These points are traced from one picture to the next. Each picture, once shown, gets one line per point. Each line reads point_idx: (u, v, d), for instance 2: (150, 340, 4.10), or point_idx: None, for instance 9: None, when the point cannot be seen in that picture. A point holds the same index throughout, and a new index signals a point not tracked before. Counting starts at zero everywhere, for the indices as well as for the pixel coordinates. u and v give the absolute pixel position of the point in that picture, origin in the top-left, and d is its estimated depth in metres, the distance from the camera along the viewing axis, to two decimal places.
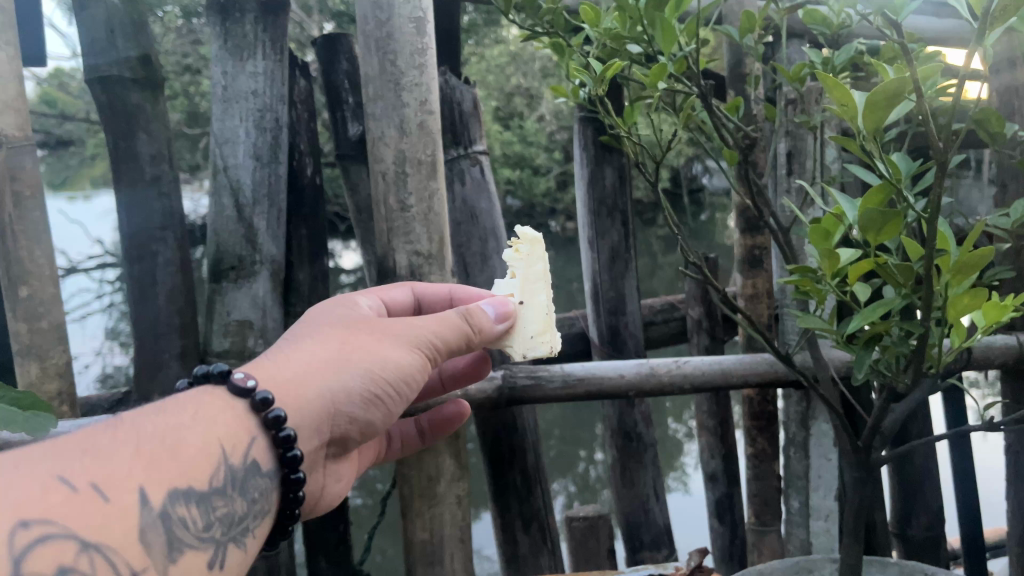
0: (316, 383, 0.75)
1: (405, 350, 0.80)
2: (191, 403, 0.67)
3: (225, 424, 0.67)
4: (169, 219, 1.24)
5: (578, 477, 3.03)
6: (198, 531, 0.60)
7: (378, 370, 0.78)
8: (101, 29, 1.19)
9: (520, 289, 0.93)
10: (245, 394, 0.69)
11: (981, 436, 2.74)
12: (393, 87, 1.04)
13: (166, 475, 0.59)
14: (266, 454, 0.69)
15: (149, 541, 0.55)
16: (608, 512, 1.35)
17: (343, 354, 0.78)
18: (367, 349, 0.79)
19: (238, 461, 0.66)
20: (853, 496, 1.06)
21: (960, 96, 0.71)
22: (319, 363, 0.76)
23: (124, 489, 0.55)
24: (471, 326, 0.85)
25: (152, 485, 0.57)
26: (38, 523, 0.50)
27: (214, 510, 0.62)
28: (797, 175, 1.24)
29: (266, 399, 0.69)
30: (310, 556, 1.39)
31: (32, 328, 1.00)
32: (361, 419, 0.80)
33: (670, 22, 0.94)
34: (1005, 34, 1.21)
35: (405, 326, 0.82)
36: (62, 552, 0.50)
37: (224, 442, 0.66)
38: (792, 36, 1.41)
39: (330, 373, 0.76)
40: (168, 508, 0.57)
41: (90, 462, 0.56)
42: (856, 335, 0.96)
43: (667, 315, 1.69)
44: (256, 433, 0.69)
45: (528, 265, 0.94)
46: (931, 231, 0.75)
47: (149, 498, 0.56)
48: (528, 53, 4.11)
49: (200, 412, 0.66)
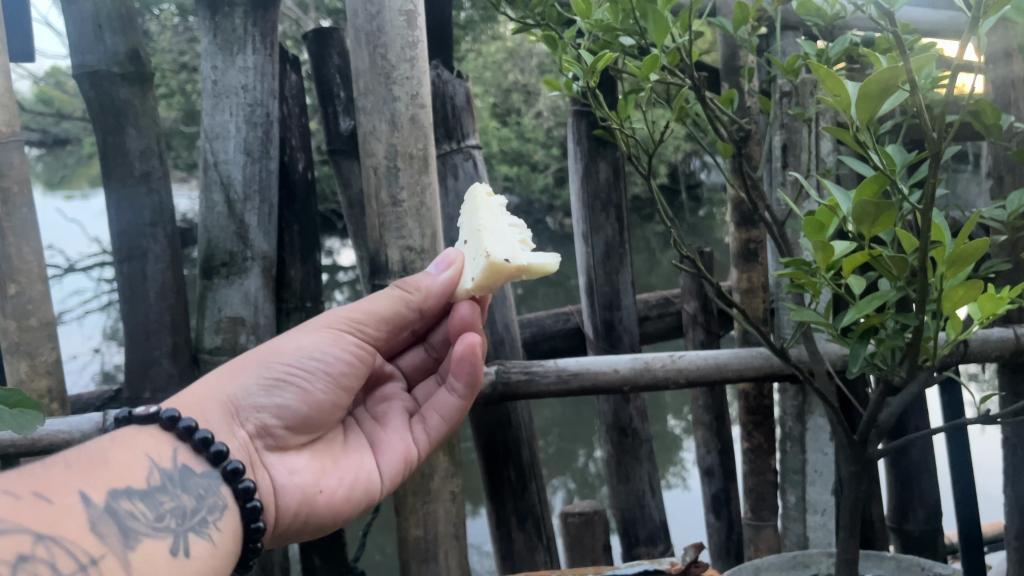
0: (225, 381, 0.85)
1: (309, 332, 0.89)
2: (108, 437, 0.71)
3: (148, 442, 0.72)
4: (159, 216, 1.24)
5: (577, 473, 3.03)
6: (150, 521, 0.63)
7: (275, 353, 0.87)
8: (88, 24, 1.18)
9: (466, 233, 0.96)
10: (153, 419, 0.74)
11: (979, 430, 2.75)
12: (384, 80, 1.03)
13: (100, 482, 0.63)
14: (195, 460, 0.74)
15: (102, 530, 0.59)
16: (603, 508, 1.34)
17: (249, 355, 0.88)
18: (273, 343, 0.89)
19: (170, 466, 0.71)
20: (848, 491, 1.05)
21: (954, 88, 0.70)
22: (230, 365, 0.87)
23: (64, 495, 0.60)
24: (397, 288, 0.90)
25: (90, 489, 0.62)
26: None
27: (161, 504, 0.66)
28: (792, 167, 1.24)
29: (171, 414, 0.74)
30: (304, 554, 1.39)
31: (20, 326, 0.99)
32: (276, 405, 0.86)
33: (662, 13, 0.93)
34: (1000, 24, 1.21)
35: (318, 321, 0.92)
36: (18, 542, 0.53)
37: (150, 453, 0.70)
38: (786, 28, 1.40)
39: (234, 371, 0.86)
40: (111, 504, 0.62)
41: (27, 479, 0.60)
42: (851, 329, 0.95)
43: (662, 310, 1.68)
44: (178, 445, 0.73)
45: (467, 209, 0.99)
46: (926, 223, 0.74)
47: (90, 498, 0.61)
48: (525, 49, 4.10)
49: (120, 439, 0.71)
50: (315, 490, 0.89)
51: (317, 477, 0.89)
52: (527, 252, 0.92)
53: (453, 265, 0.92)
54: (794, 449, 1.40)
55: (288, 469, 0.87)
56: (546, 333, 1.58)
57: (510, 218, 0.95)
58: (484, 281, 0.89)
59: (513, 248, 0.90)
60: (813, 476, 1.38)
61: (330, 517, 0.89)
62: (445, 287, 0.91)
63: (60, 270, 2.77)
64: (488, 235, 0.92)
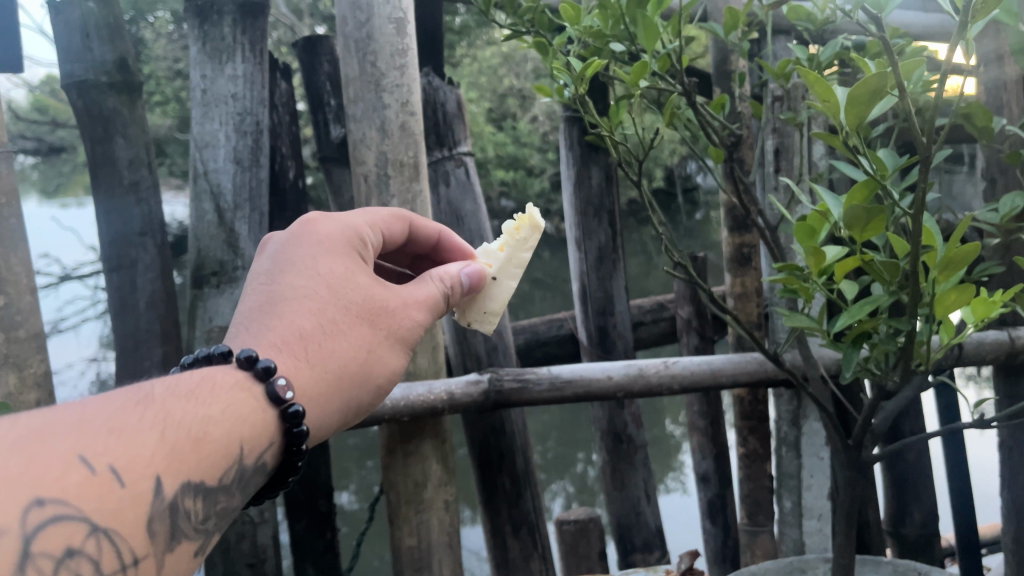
0: (341, 395, 0.67)
1: (408, 350, 0.73)
2: (217, 387, 0.59)
3: (253, 422, 0.59)
4: (149, 225, 1.23)
5: (575, 478, 3.03)
6: (201, 523, 0.54)
7: (389, 379, 0.72)
8: (76, 33, 1.17)
9: (498, 266, 0.92)
10: (278, 401, 0.61)
11: (976, 432, 2.75)
12: (373, 88, 1.03)
13: (185, 465, 0.53)
14: (277, 456, 0.62)
15: (154, 529, 0.51)
16: (598, 515, 1.34)
17: (361, 362, 0.68)
18: (382, 351, 0.71)
19: (253, 461, 0.58)
20: (844, 496, 1.04)
21: (943, 91, 0.69)
22: (342, 371, 0.67)
23: (142, 475, 0.50)
24: (448, 303, 0.81)
25: (169, 474, 0.52)
26: (53, 502, 0.46)
27: (220, 504, 0.56)
28: (785, 172, 1.24)
29: (299, 413, 0.61)
30: (297, 564, 1.38)
31: (9, 337, 0.98)
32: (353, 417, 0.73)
33: (651, 19, 0.92)
34: (991, 27, 1.21)
35: (411, 321, 0.74)
36: (71, 533, 0.46)
37: (244, 441, 0.58)
38: (777, 32, 1.41)
39: (349, 387, 0.67)
40: (179, 499, 0.52)
41: (112, 438, 0.50)
42: (844, 334, 0.94)
43: (657, 315, 1.68)
44: (275, 437, 0.60)
45: (518, 242, 0.93)
46: (915, 226, 0.74)
47: (164, 487, 0.51)
48: (519, 54, 4.11)
49: (231, 404, 0.58)
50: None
51: None
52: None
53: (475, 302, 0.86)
54: (789, 455, 1.40)
55: None
56: (540, 339, 1.57)
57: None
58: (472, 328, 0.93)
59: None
60: (809, 481, 1.37)
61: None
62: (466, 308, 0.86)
63: (55, 278, 2.76)
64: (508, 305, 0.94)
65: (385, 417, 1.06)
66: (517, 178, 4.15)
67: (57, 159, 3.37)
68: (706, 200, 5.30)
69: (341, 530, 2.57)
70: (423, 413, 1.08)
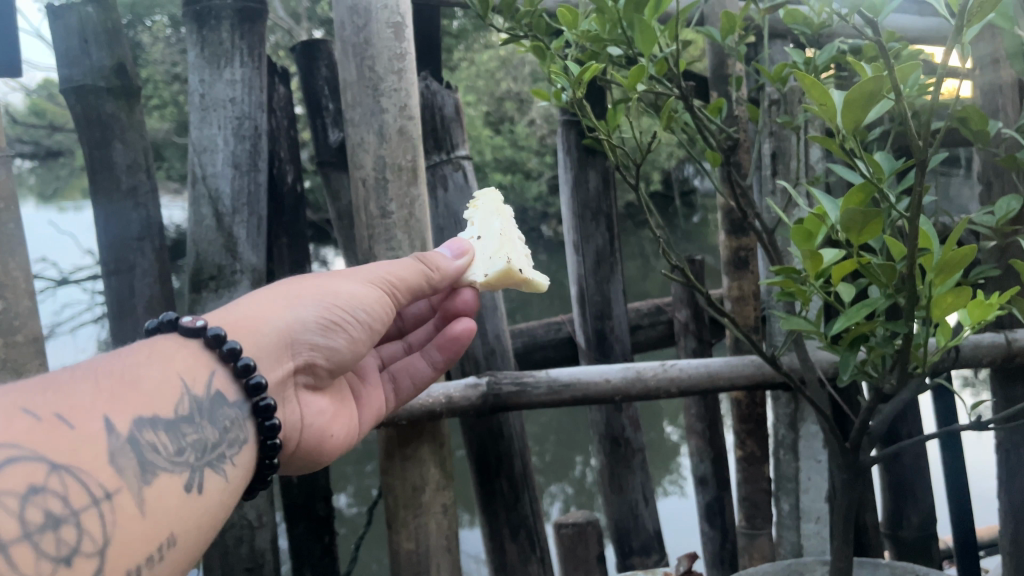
0: (279, 313, 0.78)
1: (358, 283, 0.83)
2: (145, 347, 0.67)
3: (183, 358, 0.67)
4: (147, 230, 1.23)
5: (574, 481, 3.02)
6: (169, 455, 0.60)
7: (333, 300, 0.80)
8: (75, 39, 1.18)
9: (478, 229, 0.99)
10: (197, 333, 0.69)
11: (975, 436, 2.76)
12: (371, 92, 1.03)
13: (130, 405, 0.59)
14: (230, 386, 0.69)
15: (119, 463, 0.55)
16: (596, 518, 1.34)
17: (298, 292, 0.80)
18: (324, 282, 0.82)
19: (201, 392, 0.66)
20: (842, 498, 1.04)
21: (939, 96, 0.68)
22: (275, 297, 0.79)
23: (88, 419, 0.56)
24: (424, 262, 0.88)
25: (116, 413, 0.58)
26: (6, 448, 0.50)
27: (184, 436, 0.62)
28: (781, 175, 1.25)
29: (219, 334, 0.69)
30: (295, 568, 1.38)
31: (7, 341, 0.98)
32: (327, 348, 0.81)
33: (649, 22, 0.93)
34: (988, 31, 1.22)
35: (364, 269, 0.86)
36: (31, 473, 0.50)
37: (184, 374, 0.66)
38: (775, 36, 1.43)
39: (289, 304, 0.78)
40: (135, 434, 0.58)
41: (54, 395, 0.56)
42: (841, 337, 0.95)
43: (654, 318, 1.68)
44: (216, 366, 0.69)
45: (479, 208, 1.01)
46: (912, 230, 0.74)
47: (115, 425, 0.57)
48: (517, 58, 4.10)
49: (156, 352, 0.67)
50: (326, 434, 0.86)
51: (331, 420, 0.87)
52: (529, 266, 0.98)
53: (467, 255, 0.94)
54: (787, 457, 1.40)
55: (313, 407, 0.84)
56: (538, 342, 1.58)
57: (522, 232, 0.99)
58: (495, 281, 0.93)
59: (525, 262, 0.95)
60: (806, 484, 1.40)
61: (332, 458, 0.88)
62: (458, 274, 0.92)
63: (52, 283, 2.74)
64: (505, 240, 0.96)
65: (385, 421, 1.06)
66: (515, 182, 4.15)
67: (54, 163, 3.34)
68: (703, 203, 5.31)
69: (339, 534, 2.56)
70: (422, 417, 1.08)
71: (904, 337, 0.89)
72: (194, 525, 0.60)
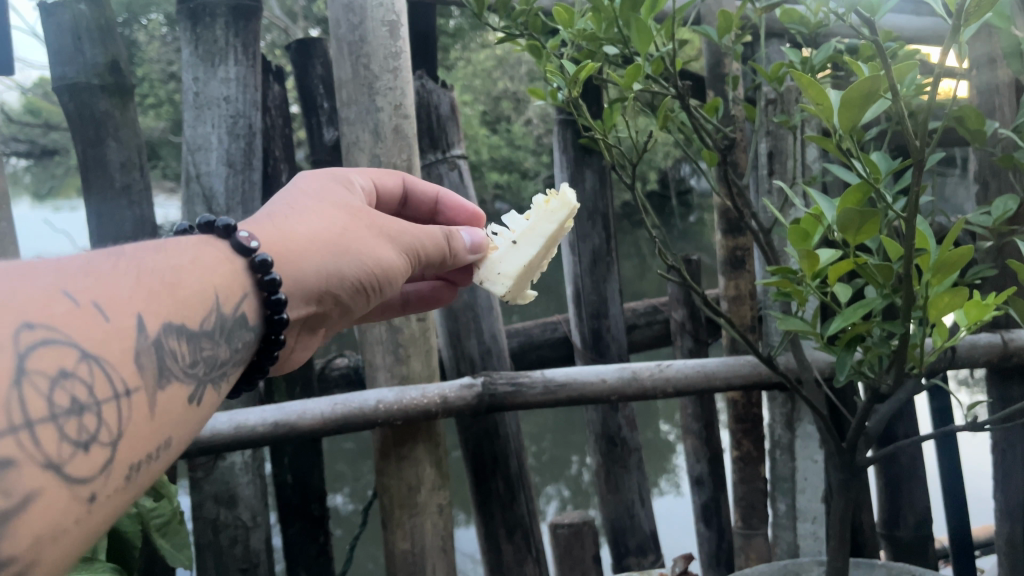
0: (315, 258, 0.72)
1: (397, 252, 0.79)
2: (191, 250, 0.63)
3: (225, 273, 0.63)
4: (141, 228, 1.22)
5: (570, 480, 3.02)
6: (185, 366, 0.56)
7: (370, 267, 0.76)
8: (67, 36, 1.17)
9: (523, 234, 0.96)
10: (246, 253, 0.66)
11: (969, 434, 2.78)
12: (366, 91, 1.02)
13: (165, 308, 0.55)
14: (255, 310, 0.66)
15: (142, 363, 0.52)
16: (592, 518, 1.33)
17: (345, 239, 0.74)
18: (369, 238, 0.77)
19: (229, 311, 0.63)
20: (839, 499, 1.04)
21: (937, 96, 0.67)
22: (318, 238, 0.73)
23: (124, 313, 0.51)
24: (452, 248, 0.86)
25: (150, 314, 0.53)
26: (42, 327, 0.46)
27: (201, 349, 0.58)
28: (777, 175, 1.27)
29: (265, 261, 0.66)
30: (289, 568, 1.37)
31: None
32: (346, 306, 0.77)
33: (644, 21, 0.91)
34: (984, 31, 1.23)
35: (404, 228, 0.81)
36: (62, 357, 0.46)
37: (219, 289, 0.62)
38: (771, 35, 1.44)
39: (331, 254, 0.73)
40: (162, 339, 0.54)
41: (93, 281, 0.52)
42: (837, 337, 0.94)
43: (650, 318, 1.68)
44: (249, 290, 0.65)
45: (545, 216, 0.96)
46: (909, 230, 0.73)
47: (146, 325, 0.53)
48: (513, 57, 4.12)
49: (200, 258, 0.63)
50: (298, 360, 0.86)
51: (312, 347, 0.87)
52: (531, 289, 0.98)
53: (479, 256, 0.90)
54: (783, 458, 1.42)
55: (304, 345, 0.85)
56: (534, 342, 1.57)
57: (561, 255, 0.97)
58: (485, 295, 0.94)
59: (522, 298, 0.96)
60: (802, 484, 1.41)
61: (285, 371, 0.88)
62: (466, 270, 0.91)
63: None
64: (523, 273, 0.94)
65: (380, 421, 1.06)
66: (512, 181, 4.15)
67: (50, 161, 3.36)
68: (700, 202, 5.31)
69: (335, 533, 2.55)
70: (417, 416, 1.08)
71: (899, 337, 0.88)
72: (189, 434, 0.57)
